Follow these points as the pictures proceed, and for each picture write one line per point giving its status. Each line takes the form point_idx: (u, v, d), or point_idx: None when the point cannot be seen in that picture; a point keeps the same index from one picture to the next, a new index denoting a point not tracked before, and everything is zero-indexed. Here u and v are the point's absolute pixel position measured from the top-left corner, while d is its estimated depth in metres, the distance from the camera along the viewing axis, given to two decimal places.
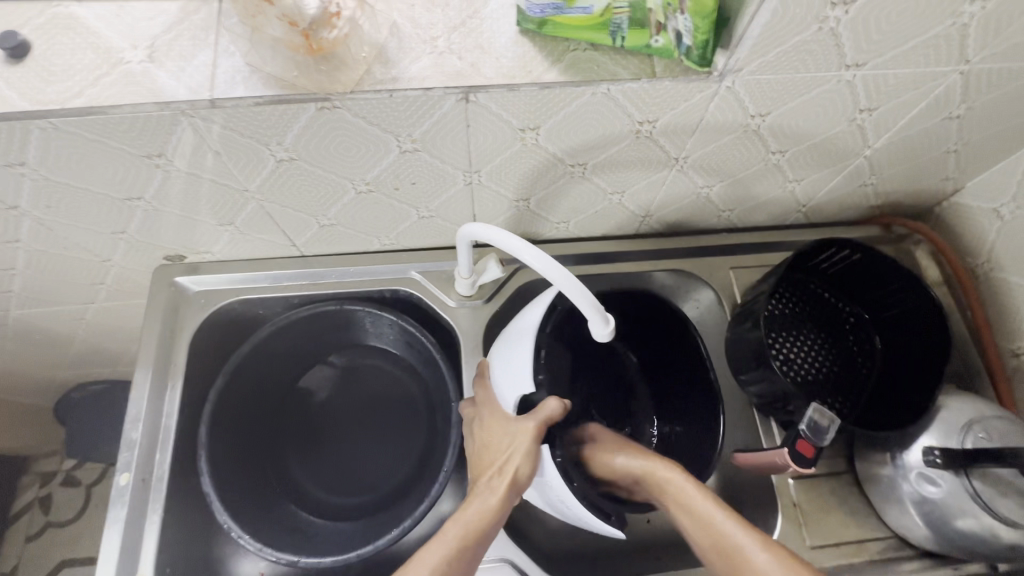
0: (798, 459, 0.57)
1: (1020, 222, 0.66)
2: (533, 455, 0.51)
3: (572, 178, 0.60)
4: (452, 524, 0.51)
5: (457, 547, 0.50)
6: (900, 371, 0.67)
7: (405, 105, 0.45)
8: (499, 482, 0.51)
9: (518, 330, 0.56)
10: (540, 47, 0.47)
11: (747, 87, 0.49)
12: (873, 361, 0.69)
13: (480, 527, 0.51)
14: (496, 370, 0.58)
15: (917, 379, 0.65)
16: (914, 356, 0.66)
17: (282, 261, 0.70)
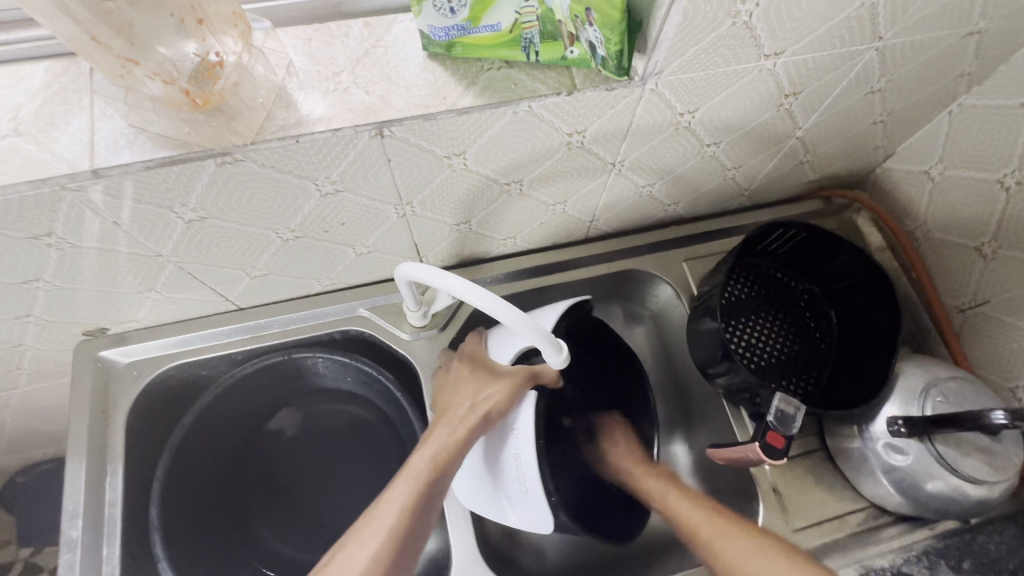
0: (769, 451, 0.55)
1: (948, 180, 0.68)
2: (516, 396, 0.55)
3: (510, 196, 0.58)
4: (419, 455, 0.53)
5: (425, 476, 0.51)
6: (854, 340, 0.69)
7: (314, 149, 0.42)
8: (471, 415, 0.54)
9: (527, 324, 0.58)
10: (453, 71, 0.44)
11: (672, 87, 0.47)
12: (828, 334, 0.71)
13: (446, 456, 0.52)
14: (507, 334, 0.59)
15: (872, 346, 0.66)
16: (866, 326, 0.68)
17: (216, 317, 0.66)
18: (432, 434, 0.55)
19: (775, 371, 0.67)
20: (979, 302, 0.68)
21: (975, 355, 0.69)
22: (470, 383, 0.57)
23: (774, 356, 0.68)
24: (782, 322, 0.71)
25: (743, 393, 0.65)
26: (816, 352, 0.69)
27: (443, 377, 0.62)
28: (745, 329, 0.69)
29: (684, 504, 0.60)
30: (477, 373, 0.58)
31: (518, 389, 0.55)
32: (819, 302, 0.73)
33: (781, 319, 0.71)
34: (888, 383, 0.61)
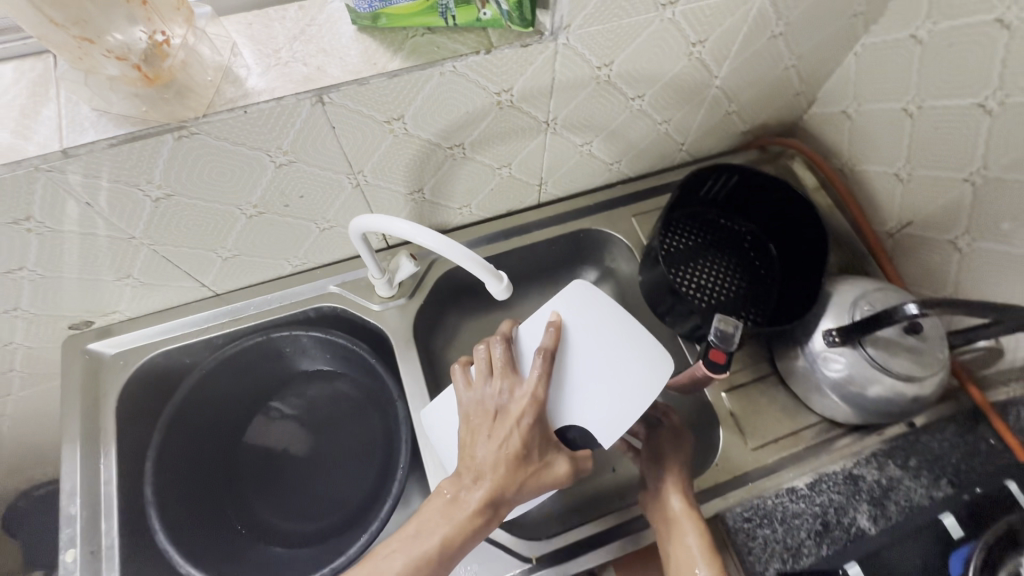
0: (712, 367, 0.59)
1: (863, 116, 0.73)
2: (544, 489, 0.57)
3: (456, 161, 0.63)
4: (437, 527, 0.54)
5: (437, 554, 0.53)
6: (794, 270, 0.74)
7: (261, 118, 0.47)
8: (501, 502, 0.55)
9: (602, 390, 0.63)
10: (381, 40, 0.49)
11: (582, 40, 0.53)
12: (771, 269, 0.76)
13: (462, 536, 0.54)
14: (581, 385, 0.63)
15: (808, 272, 0.71)
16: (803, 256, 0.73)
17: (195, 304, 0.70)
18: (456, 503, 0.55)
19: (724, 305, 0.72)
20: (903, 224, 0.73)
21: (907, 273, 0.75)
22: (515, 467, 0.56)
23: (721, 292, 0.73)
24: (728, 261, 0.76)
25: (694, 325, 0.69)
26: (760, 285, 0.74)
27: (489, 404, 0.59)
28: (692, 271, 0.74)
29: (691, 537, 0.56)
30: (526, 459, 0.56)
31: (552, 484, 0.57)
32: (762, 242, 0.78)
33: (726, 259, 0.76)
34: (823, 301, 0.66)
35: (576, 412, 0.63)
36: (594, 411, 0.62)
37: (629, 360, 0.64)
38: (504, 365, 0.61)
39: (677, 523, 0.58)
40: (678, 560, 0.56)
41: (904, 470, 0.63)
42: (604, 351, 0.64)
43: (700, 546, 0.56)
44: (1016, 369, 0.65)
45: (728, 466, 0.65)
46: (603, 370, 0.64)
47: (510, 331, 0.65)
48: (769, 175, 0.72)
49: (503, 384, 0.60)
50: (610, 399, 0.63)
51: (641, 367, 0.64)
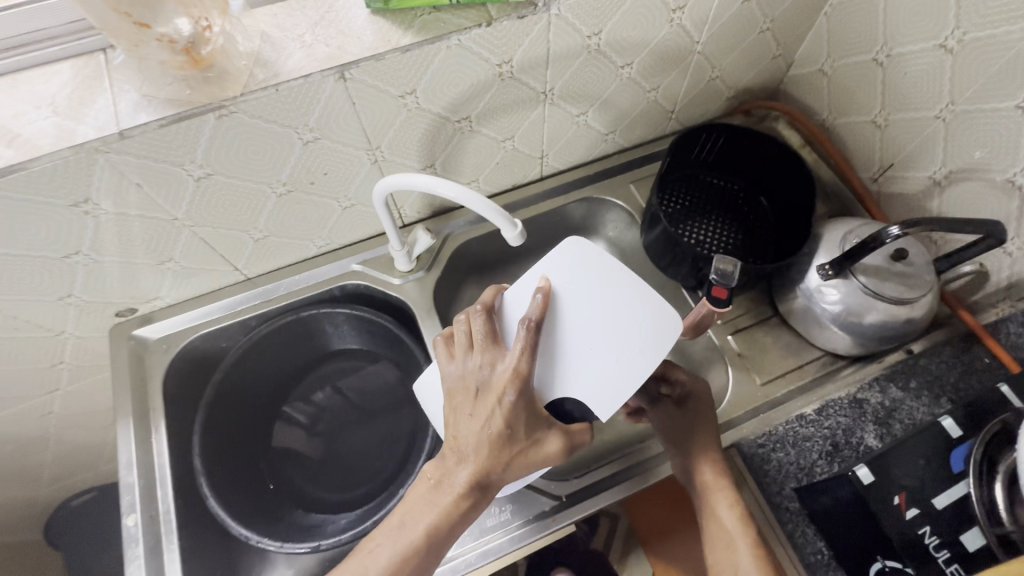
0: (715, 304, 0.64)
1: (838, 71, 0.79)
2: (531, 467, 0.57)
3: (464, 134, 0.68)
4: (426, 511, 0.57)
5: (425, 537, 0.56)
6: (784, 217, 0.79)
7: (291, 96, 0.52)
8: (485, 485, 0.57)
9: (587, 354, 0.62)
10: (392, 20, 0.55)
11: (572, 10, 0.58)
12: (762, 219, 0.81)
13: (448, 519, 0.56)
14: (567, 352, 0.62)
15: (800, 216, 0.76)
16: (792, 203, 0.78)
17: (229, 289, 0.75)
18: (443, 488, 0.57)
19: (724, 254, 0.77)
20: (885, 168, 0.78)
21: (893, 214, 0.79)
22: (498, 448, 0.55)
23: (719, 243, 0.78)
24: (723, 215, 0.81)
25: (696, 273, 0.74)
26: (755, 234, 0.79)
27: (470, 381, 0.57)
28: (692, 228, 0.79)
29: (725, 510, 0.58)
30: (510, 439, 0.55)
31: (539, 462, 0.57)
32: (752, 196, 0.83)
33: (721, 213, 0.81)
34: (813, 238, 0.71)
35: (565, 379, 0.61)
36: (592, 374, 0.61)
37: (635, 325, 0.63)
38: (485, 336, 0.59)
39: (710, 496, 0.59)
40: (713, 531, 0.58)
41: (906, 392, 0.66)
42: (600, 312, 0.63)
43: (733, 518, 0.57)
44: (1002, 291, 0.69)
45: (739, 402, 0.69)
46: (606, 334, 0.62)
47: (494, 300, 0.64)
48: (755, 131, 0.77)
49: (482, 358, 0.57)
50: (598, 364, 0.61)
51: (646, 331, 0.62)
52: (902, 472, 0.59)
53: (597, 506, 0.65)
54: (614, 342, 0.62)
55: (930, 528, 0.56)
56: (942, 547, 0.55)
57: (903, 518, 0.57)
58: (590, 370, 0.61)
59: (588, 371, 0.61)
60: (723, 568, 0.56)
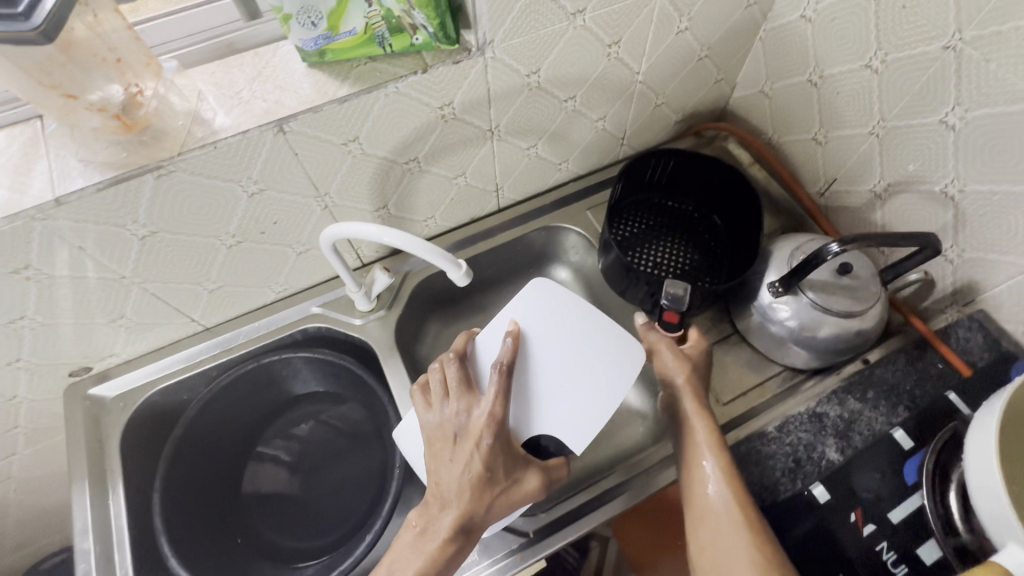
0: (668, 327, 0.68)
1: (777, 92, 0.81)
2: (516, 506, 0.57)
3: (413, 174, 0.69)
4: (413, 556, 0.55)
5: None
6: (739, 236, 0.81)
7: (230, 152, 0.53)
8: (470, 525, 0.56)
9: (560, 389, 0.63)
10: (329, 73, 0.56)
11: (507, 52, 0.60)
12: (719, 238, 0.82)
13: (436, 564, 0.54)
14: (543, 388, 0.63)
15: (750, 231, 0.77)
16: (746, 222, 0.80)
17: (188, 340, 0.75)
18: (428, 531, 0.56)
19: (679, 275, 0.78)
20: (829, 183, 0.80)
21: (842, 227, 0.81)
22: (480, 491, 0.56)
23: (676, 264, 0.79)
24: (678, 237, 0.82)
25: (650, 296, 0.75)
26: (711, 254, 0.80)
27: (448, 428, 0.59)
28: (649, 250, 0.80)
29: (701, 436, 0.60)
30: (492, 481, 0.56)
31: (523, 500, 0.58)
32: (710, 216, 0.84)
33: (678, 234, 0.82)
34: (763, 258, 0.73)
35: (541, 416, 0.62)
36: (567, 409, 0.62)
37: (602, 356, 0.65)
38: (459, 383, 0.61)
39: (691, 425, 0.61)
40: (692, 455, 0.60)
41: (863, 402, 0.66)
42: (571, 347, 0.65)
43: (711, 444, 0.59)
44: (949, 296, 0.70)
45: None
46: (576, 369, 0.64)
47: (465, 347, 0.65)
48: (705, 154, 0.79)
49: (460, 405, 0.59)
50: (572, 398, 0.63)
51: (613, 362, 0.64)
52: (861, 485, 0.60)
53: (565, 540, 0.65)
54: (587, 372, 0.64)
55: (887, 542, 0.56)
56: (900, 562, 0.55)
57: (861, 536, 0.57)
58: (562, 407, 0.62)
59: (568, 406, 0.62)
60: (696, 491, 0.58)
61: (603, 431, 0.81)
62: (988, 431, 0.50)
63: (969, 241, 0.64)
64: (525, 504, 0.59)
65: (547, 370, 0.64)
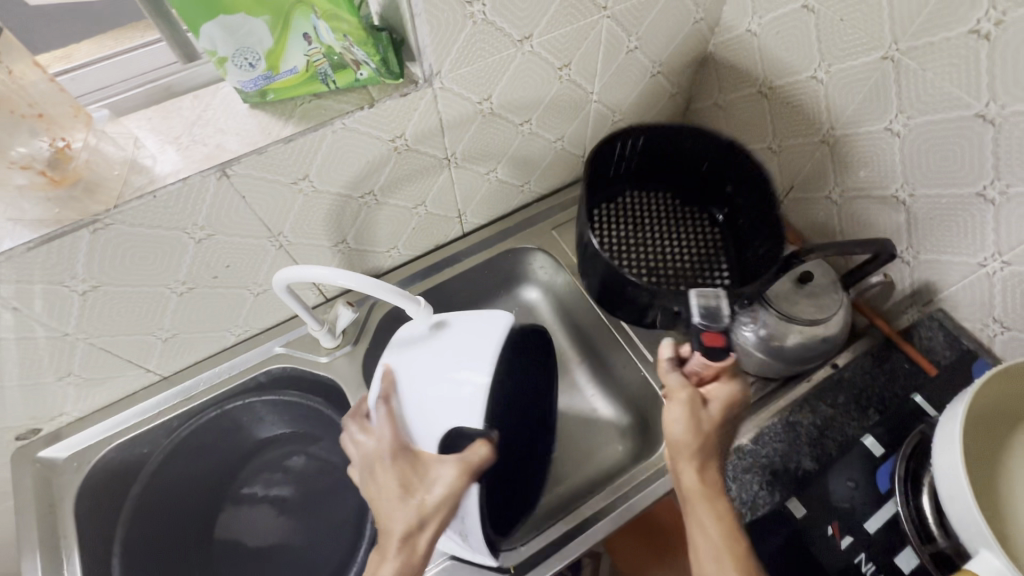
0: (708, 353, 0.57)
1: (731, 104, 0.82)
2: (443, 508, 0.51)
3: (370, 207, 0.68)
4: None
5: None
6: (729, 234, 0.77)
7: (172, 200, 0.51)
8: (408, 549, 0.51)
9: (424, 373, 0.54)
10: (272, 112, 0.55)
11: (455, 82, 0.59)
12: (709, 236, 0.78)
13: None
14: (408, 379, 0.54)
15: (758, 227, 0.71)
16: (738, 218, 0.76)
17: (144, 392, 0.71)
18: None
19: (671, 282, 0.72)
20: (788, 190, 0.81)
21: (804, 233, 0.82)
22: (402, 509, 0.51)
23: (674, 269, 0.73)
24: (670, 237, 0.77)
25: (637, 313, 0.68)
26: (705, 253, 0.76)
27: (363, 467, 0.55)
28: (641, 256, 0.74)
29: (687, 480, 0.56)
30: (408, 495, 0.51)
31: (444, 498, 0.51)
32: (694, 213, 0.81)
33: (662, 234, 0.77)
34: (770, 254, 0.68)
35: (419, 406, 0.53)
36: (440, 385, 0.53)
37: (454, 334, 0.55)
38: (361, 426, 0.58)
39: (696, 499, 0.55)
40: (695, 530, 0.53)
41: (835, 408, 0.66)
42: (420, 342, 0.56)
43: (716, 524, 0.52)
44: (910, 297, 0.71)
45: None
46: (438, 354, 0.54)
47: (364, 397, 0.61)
48: (687, 143, 0.74)
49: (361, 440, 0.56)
50: (445, 379, 0.53)
51: (471, 325, 0.56)
52: (837, 495, 0.59)
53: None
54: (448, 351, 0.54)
55: (865, 554, 0.57)
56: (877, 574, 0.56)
57: (838, 548, 0.57)
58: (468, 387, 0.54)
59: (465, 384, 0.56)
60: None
61: (582, 453, 0.80)
62: (953, 449, 0.50)
63: (923, 244, 0.65)
64: (455, 502, 0.52)
65: (404, 361, 0.56)
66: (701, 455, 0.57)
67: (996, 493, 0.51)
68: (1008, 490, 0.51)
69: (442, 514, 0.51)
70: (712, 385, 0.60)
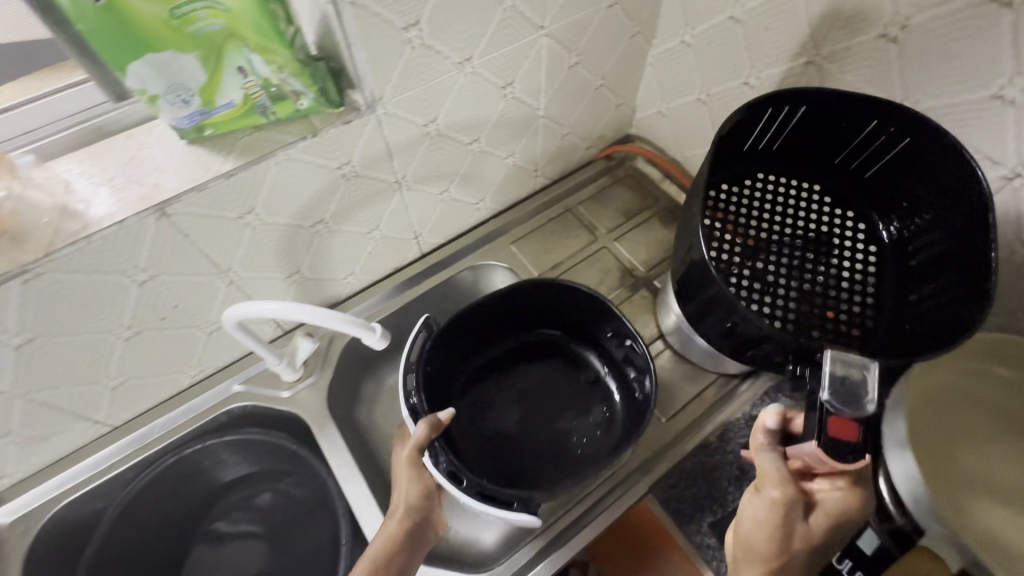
0: (835, 446, 0.42)
1: (673, 112, 0.85)
2: (411, 479, 0.63)
3: (323, 236, 0.67)
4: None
5: None
6: (911, 277, 0.58)
7: (109, 244, 0.49)
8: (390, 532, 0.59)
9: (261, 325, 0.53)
10: (210, 147, 0.54)
11: (399, 106, 0.59)
12: (857, 260, 0.61)
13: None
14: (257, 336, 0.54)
15: (917, 285, 0.57)
16: (910, 249, 0.59)
17: (95, 444, 0.68)
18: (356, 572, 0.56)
19: (773, 300, 0.59)
20: None
21: None
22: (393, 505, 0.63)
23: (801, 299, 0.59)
24: (800, 257, 0.61)
25: (713, 302, 0.56)
26: (854, 290, 0.60)
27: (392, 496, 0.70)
28: (751, 269, 0.60)
29: None
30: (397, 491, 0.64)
31: (408, 471, 0.63)
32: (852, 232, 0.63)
33: (825, 237, 0.62)
34: (926, 289, 0.55)
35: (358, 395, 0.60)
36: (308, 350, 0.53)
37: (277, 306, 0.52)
38: None
39: None
40: None
41: None
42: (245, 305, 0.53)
43: None
44: None
45: (649, 444, 0.70)
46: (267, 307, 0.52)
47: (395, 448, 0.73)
48: (872, 121, 0.56)
49: None
50: None
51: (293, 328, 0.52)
52: None
53: None
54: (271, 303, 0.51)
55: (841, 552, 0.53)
56: (855, 570, 0.52)
57: None
58: (407, 353, 0.67)
59: (427, 349, 0.68)
60: None
61: None
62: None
63: None
64: (415, 474, 0.63)
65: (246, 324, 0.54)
66: (772, 570, 0.44)
67: (973, 490, 0.50)
68: (985, 484, 0.50)
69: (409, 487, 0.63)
70: (821, 482, 0.46)
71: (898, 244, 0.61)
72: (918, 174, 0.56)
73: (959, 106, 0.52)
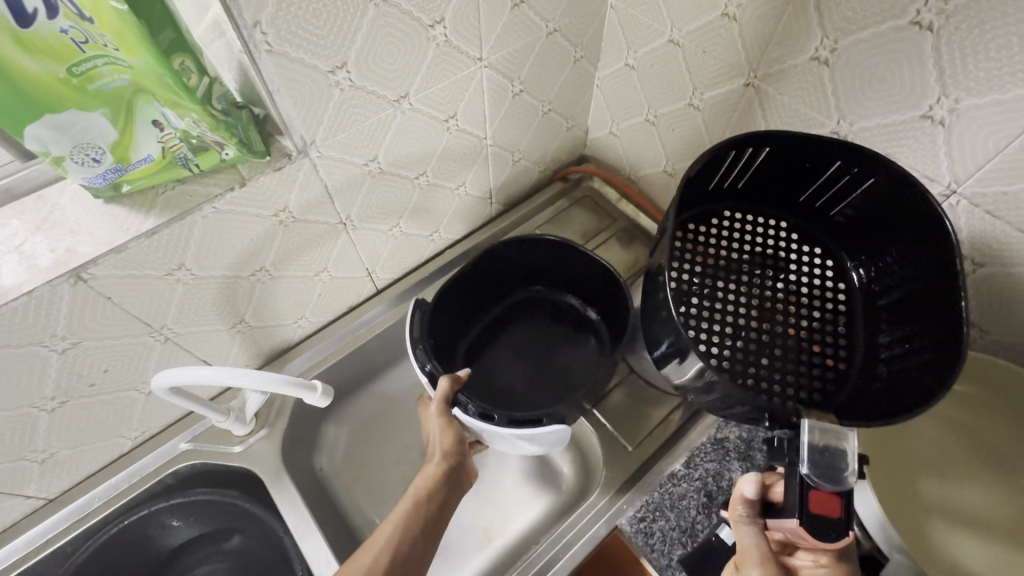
0: (816, 522, 0.43)
1: (624, 133, 0.85)
2: (445, 429, 0.62)
3: (265, 284, 0.64)
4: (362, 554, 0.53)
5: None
6: (884, 321, 0.54)
7: (18, 316, 0.46)
8: (419, 490, 0.59)
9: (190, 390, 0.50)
10: (131, 204, 0.51)
11: (334, 149, 0.57)
12: (828, 304, 0.56)
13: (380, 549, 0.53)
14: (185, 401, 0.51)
15: (887, 330, 0.53)
16: (879, 293, 0.55)
17: (27, 520, 0.63)
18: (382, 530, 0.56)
19: (741, 348, 0.53)
20: None
21: None
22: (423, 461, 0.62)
23: (769, 348, 0.53)
24: (769, 297, 0.55)
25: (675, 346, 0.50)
26: (826, 334, 0.54)
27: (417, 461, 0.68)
28: (715, 313, 0.54)
29: None
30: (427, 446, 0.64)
31: (439, 423, 0.62)
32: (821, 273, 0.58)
33: (794, 282, 0.57)
34: (906, 343, 0.50)
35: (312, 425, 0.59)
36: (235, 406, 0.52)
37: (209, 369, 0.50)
38: None
39: None
40: None
41: None
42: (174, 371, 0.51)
43: None
44: None
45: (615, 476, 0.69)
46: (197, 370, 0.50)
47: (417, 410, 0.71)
48: (836, 162, 0.53)
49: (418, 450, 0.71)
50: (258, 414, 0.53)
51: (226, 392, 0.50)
52: None
53: None
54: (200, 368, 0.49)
55: None
56: None
57: None
58: (412, 332, 0.66)
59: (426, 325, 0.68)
60: None
61: (526, 498, 0.78)
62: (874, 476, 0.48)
63: None
64: (445, 425, 0.62)
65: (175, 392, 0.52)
66: None
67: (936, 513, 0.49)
68: (946, 509, 0.50)
69: (440, 438, 0.62)
70: (804, 556, 0.46)
71: (867, 287, 0.56)
72: (889, 215, 0.52)
73: (893, 126, 0.52)
